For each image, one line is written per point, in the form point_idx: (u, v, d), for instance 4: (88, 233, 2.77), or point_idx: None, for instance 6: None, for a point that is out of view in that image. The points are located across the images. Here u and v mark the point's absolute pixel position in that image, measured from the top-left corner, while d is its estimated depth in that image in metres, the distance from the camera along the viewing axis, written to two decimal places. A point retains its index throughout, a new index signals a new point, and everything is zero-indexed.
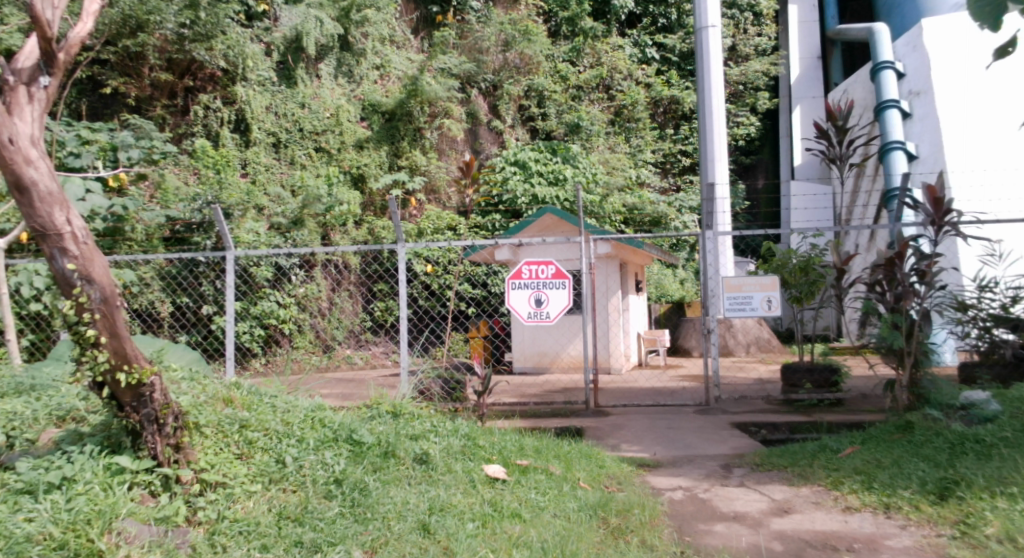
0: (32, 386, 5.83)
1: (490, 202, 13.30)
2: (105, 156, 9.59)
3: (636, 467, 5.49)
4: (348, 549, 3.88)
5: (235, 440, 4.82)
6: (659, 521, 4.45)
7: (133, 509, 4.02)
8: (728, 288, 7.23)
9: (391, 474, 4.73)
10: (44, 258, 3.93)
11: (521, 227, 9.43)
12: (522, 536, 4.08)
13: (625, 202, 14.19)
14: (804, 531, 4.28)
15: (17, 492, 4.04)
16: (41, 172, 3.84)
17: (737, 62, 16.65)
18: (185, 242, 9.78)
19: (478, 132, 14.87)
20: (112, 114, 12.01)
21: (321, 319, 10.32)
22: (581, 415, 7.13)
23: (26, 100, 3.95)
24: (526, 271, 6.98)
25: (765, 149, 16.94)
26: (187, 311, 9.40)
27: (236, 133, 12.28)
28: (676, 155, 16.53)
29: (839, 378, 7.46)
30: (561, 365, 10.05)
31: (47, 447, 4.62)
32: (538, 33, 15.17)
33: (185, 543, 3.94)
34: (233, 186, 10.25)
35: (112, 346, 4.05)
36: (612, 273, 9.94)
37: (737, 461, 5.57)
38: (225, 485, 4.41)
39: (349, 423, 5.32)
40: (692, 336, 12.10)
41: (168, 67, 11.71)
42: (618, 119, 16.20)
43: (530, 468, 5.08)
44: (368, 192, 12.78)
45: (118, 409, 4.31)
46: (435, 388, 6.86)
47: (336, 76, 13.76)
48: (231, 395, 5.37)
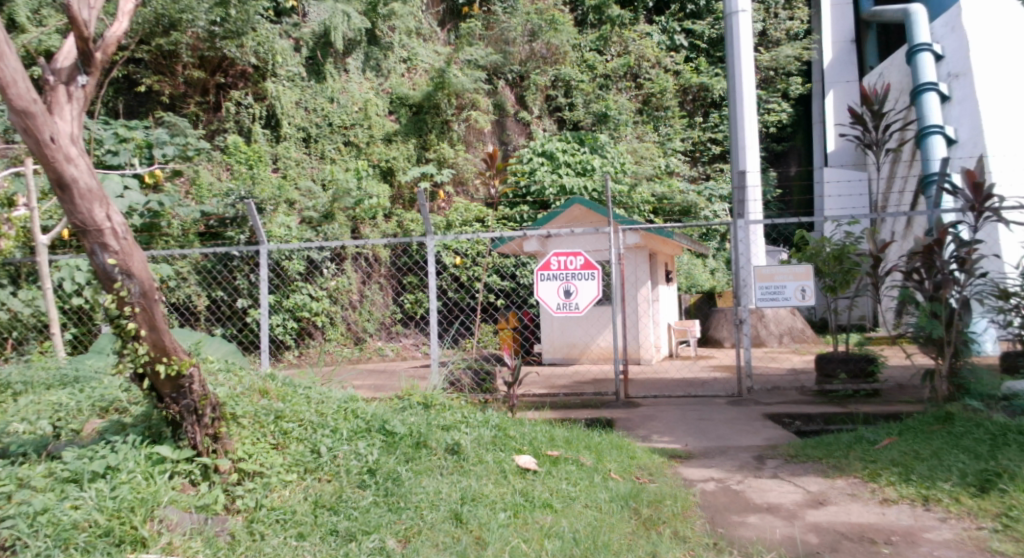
0: (76, 378, 6.00)
1: (519, 193, 13.25)
2: (141, 153, 9.80)
3: (667, 459, 5.48)
4: (382, 538, 3.96)
5: (271, 430, 4.93)
6: (691, 513, 4.45)
7: (175, 497, 4.12)
8: (760, 277, 7.15)
9: (423, 464, 4.78)
10: (85, 254, 4.03)
11: (549, 218, 9.44)
12: (554, 527, 4.12)
13: (654, 191, 14.08)
14: (841, 524, 4.24)
15: (63, 481, 4.11)
16: (81, 169, 3.93)
17: (768, 47, 16.56)
18: (219, 236, 9.90)
19: (505, 124, 14.90)
20: (147, 112, 12.26)
21: (353, 311, 10.48)
22: (612, 407, 7.12)
23: (66, 99, 4.03)
24: (555, 263, 6.98)
25: (798, 135, 16.69)
26: (223, 305, 9.55)
27: (268, 128, 12.44)
28: (705, 143, 16.30)
29: (875, 368, 7.35)
30: (590, 356, 10.03)
31: (91, 438, 4.74)
32: (564, 22, 15.14)
33: (225, 531, 4.05)
34: (265, 180, 10.35)
35: (152, 338, 4.15)
36: (641, 263, 9.90)
37: (770, 453, 5.53)
38: (262, 475, 4.50)
39: (381, 414, 5.39)
40: (724, 326, 11.99)
41: (201, 65, 11.91)
42: (647, 108, 16.06)
43: (561, 459, 5.11)
44: (397, 184, 12.84)
45: (158, 400, 4.39)
46: (466, 379, 6.92)
47: (364, 70, 13.86)
48: (266, 387, 5.47)
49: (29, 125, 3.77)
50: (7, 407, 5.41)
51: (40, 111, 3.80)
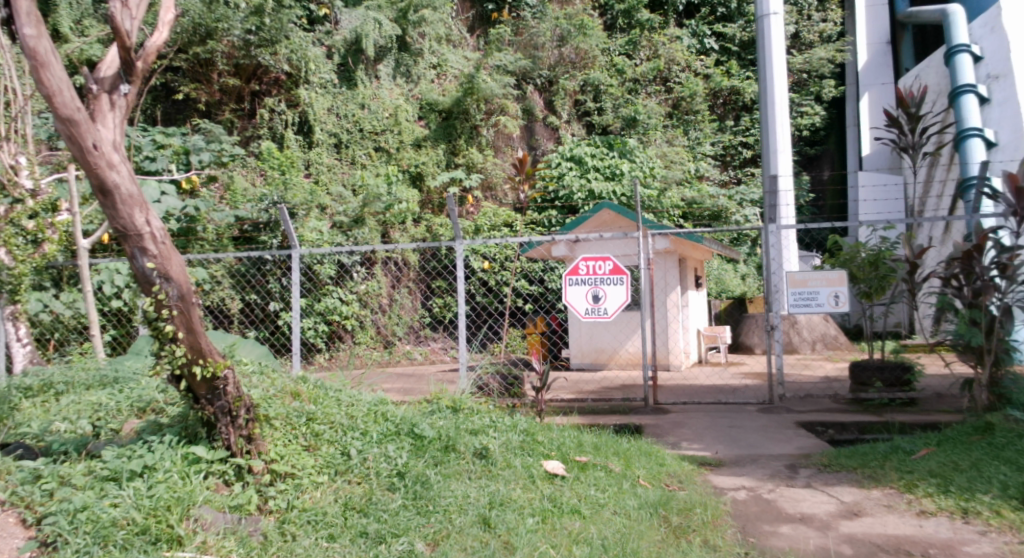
0: (116, 378, 6.14)
1: (547, 198, 13.28)
2: (178, 159, 10.03)
3: (697, 466, 5.45)
4: (411, 541, 4.00)
5: (303, 432, 5.00)
6: (721, 521, 4.41)
7: (209, 497, 4.19)
8: (792, 283, 7.08)
9: (452, 467, 4.81)
10: (125, 258, 4.13)
11: (577, 223, 9.44)
12: (582, 533, 4.12)
13: (684, 196, 13.99)
14: (876, 535, 4.18)
15: (102, 479, 4.21)
16: (123, 176, 4.03)
17: (801, 49, 16.42)
18: (253, 241, 10.03)
19: (533, 128, 14.92)
20: (184, 119, 12.57)
21: (383, 315, 10.60)
22: (640, 413, 7.09)
23: (109, 107, 4.13)
24: (583, 267, 6.99)
25: (832, 139, 16.47)
26: (256, 308, 9.66)
27: (300, 134, 12.62)
28: (736, 147, 16.16)
29: (912, 377, 7.23)
30: (619, 362, 10.01)
31: (129, 437, 4.85)
32: (593, 26, 15.16)
33: (257, 531, 4.11)
34: (297, 186, 10.49)
35: (188, 340, 4.23)
36: (671, 268, 9.86)
37: (803, 462, 5.47)
38: (294, 476, 4.56)
39: (410, 418, 5.44)
40: (755, 332, 11.86)
41: (236, 73, 12.18)
42: (676, 112, 15.96)
43: (589, 465, 5.10)
44: (426, 190, 12.94)
45: (194, 402, 4.47)
46: (494, 383, 6.96)
47: (395, 77, 14.00)
48: (298, 389, 5.56)
49: (73, 133, 3.88)
50: (50, 406, 5.56)
51: (83, 118, 3.90)
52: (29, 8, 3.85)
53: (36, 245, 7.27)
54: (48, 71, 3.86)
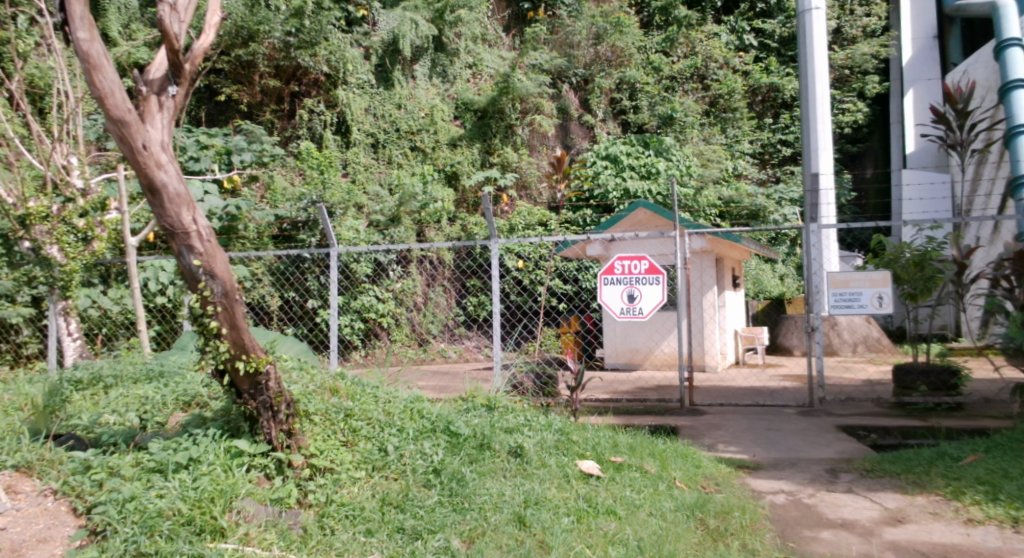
0: (161, 372, 6.29)
1: (582, 197, 13.17)
2: (220, 159, 10.23)
3: (734, 469, 5.39)
4: (447, 537, 4.03)
5: (341, 427, 5.06)
6: (760, 526, 4.37)
7: (251, 490, 4.27)
8: (834, 284, 6.97)
9: (487, 465, 4.83)
10: (173, 255, 4.23)
11: (612, 222, 9.40)
12: (618, 534, 4.12)
13: (721, 195, 13.83)
14: (920, 543, 4.10)
15: (149, 470, 4.30)
16: (171, 175, 4.12)
17: (843, 45, 16.17)
18: (291, 239, 10.19)
19: (569, 127, 14.88)
20: (226, 120, 12.86)
21: (417, 312, 10.67)
22: (676, 414, 7.03)
23: (157, 108, 4.22)
24: (619, 267, 6.96)
25: (875, 136, 16.16)
26: (295, 305, 9.80)
27: (338, 134, 12.77)
28: (776, 145, 15.92)
29: (959, 381, 7.07)
30: (654, 362, 9.94)
31: (174, 430, 4.96)
32: (629, 24, 15.10)
33: (297, 524, 4.19)
34: (335, 185, 10.61)
35: (232, 336, 4.31)
36: (708, 268, 9.77)
37: (845, 466, 5.38)
38: (333, 471, 4.63)
39: (446, 415, 5.49)
40: (794, 333, 11.70)
41: (276, 74, 12.42)
42: (714, 110, 15.81)
43: (625, 466, 5.08)
44: (461, 189, 12.87)
45: (237, 396, 4.56)
46: (529, 383, 6.93)
47: (431, 77, 14.11)
48: (336, 385, 5.64)
49: (124, 134, 3.99)
50: (99, 399, 5.71)
51: (134, 120, 4.01)
52: (82, 12, 3.96)
53: (86, 243, 7.39)
54: (100, 74, 3.96)
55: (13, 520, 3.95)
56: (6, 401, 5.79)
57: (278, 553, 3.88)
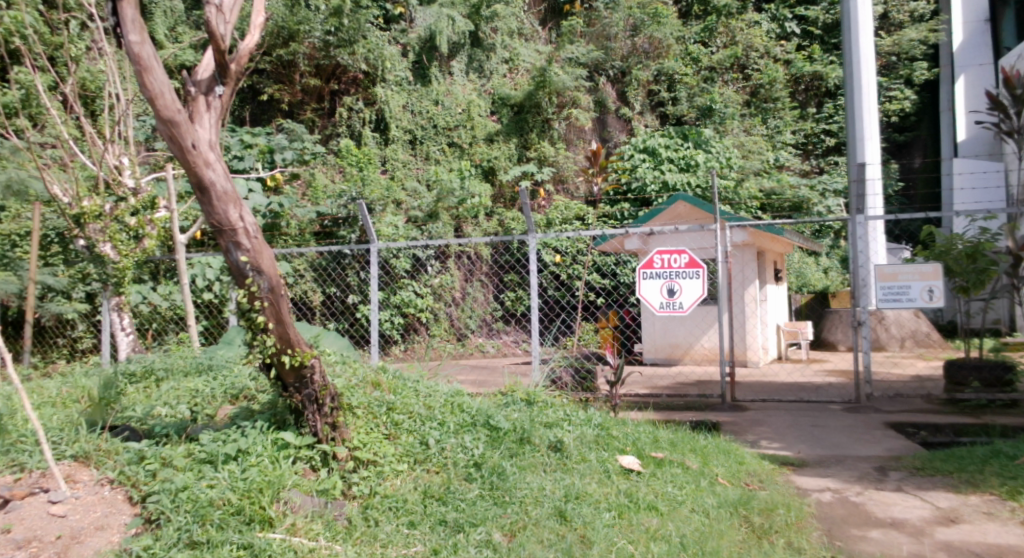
0: (210, 366, 6.45)
1: (620, 190, 13.02)
2: (264, 157, 10.49)
3: (779, 466, 5.33)
4: (488, 531, 4.07)
5: (383, 421, 5.13)
6: (806, 524, 4.32)
7: (298, 481, 4.34)
8: (882, 277, 6.83)
9: (527, 460, 4.86)
10: (221, 252, 4.33)
11: (651, 215, 9.35)
12: (660, 530, 4.12)
13: (762, 186, 13.55)
14: (974, 543, 4.02)
15: (200, 461, 4.41)
16: (219, 174, 4.21)
17: (890, 30, 15.90)
18: (332, 236, 10.31)
19: (606, 120, 14.79)
20: (269, 119, 13.14)
21: (456, 307, 10.73)
22: (718, 410, 6.96)
23: (205, 108, 4.32)
24: (658, 261, 6.91)
25: (923, 124, 15.80)
26: (336, 301, 9.86)
27: (377, 131, 12.89)
28: (819, 135, 15.60)
29: (1014, 377, 6.87)
30: (694, 357, 9.85)
31: (224, 421, 5.09)
32: (668, 15, 14.93)
33: (343, 515, 4.26)
34: (374, 181, 10.69)
35: (278, 331, 4.40)
36: (749, 261, 9.65)
37: (894, 464, 5.28)
38: (376, 463, 4.69)
39: (486, 409, 5.53)
40: (839, 328, 11.48)
41: (317, 73, 12.64)
42: (755, 99, 15.58)
43: (666, 461, 5.06)
44: (498, 183, 12.90)
45: (283, 390, 4.64)
46: (567, 377, 6.91)
47: (468, 73, 14.17)
48: (378, 379, 5.72)
49: (174, 133, 4.09)
50: (151, 392, 5.88)
51: (183, 119, 4.10)
52: (134, 16, 4.07)
53: (138, 240, 7.61)
54: (151, 75, 4.06)
55: (72, 508, 4.09)
56: (65, 393, 6.01)
57: (324, 544, 3.96)
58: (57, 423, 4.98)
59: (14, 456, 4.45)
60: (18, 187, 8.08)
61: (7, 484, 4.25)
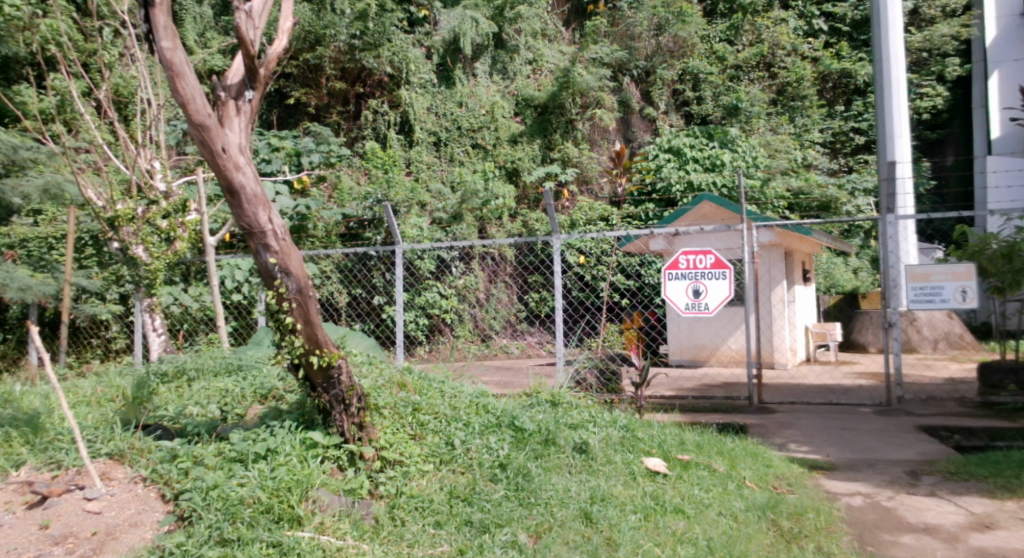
0: (240, 365, 6.54)
1: (645, 191, 12.93)
2: (291, 160, 10.73)
3: (808, 469, 5.28)
4: (514, 532, 4.09)
5: (409, 421, 5.17)
6: (836, 528, 4.28)
7: (326, 480, 4.39)
8: (913, 277, 6.74)
9: (552, 461, 4.87)
10: (251, 254, 4.40)
11: (676, 216, 9.31)
12: (687, 533, 4.11)
13: (790, 185, 13.37)
14: (1009, 550, 3.96)
15: (230, 460, 4.48)
16: (248, 177, 4.28)
17: (921, 26, 15.74)
18: (358, 238, 10.37)
19: (630, 120, 14.73)
20: (296, 123, 13.32)
21: (480, 308, 10.74)
22: (745, 412, 6.90)
23: (235, 113, 4.38)
24: (684, 262, 6.88)
25: (955, 122, 15.48)
26: (362, 301, 9.90)
27: (402, 134, 12.98)
28: (848, 133, 15.38)
29: None
30: (720, 359, 9.79)
31: (253, 421, 5.16)
32: (693, 13, 14.84)
33: (370, 515, 4.30)
34: (399, 184, 10.75)
35: (306, 332, 4.45)
36: (777, 262, 9.57)
37: (927, 469, 5.20)
38: (402, 463, 4.72)
39: (510, 411, 5.55)
40: (870, 329, 11.34)
41: (342, 76, 12.78)
42: (782, 98, 15.42)
43: (692, 464, 5.04)
44: (522, 185, 12.89)
45: (311, 390, 4.70)
46: (592, 378, 6.90)
47: (491, 74, 14.21)
48: (405, 380, 5.77)
49: (205, 137, 4.16)
50: (183, 391, 5.98)
51: (214, 124, 4.17)
52: (166, 23, 4.15)
53: (169, 243, 7.73)
54: (183, 81, 4.14)
55: (107, 505, 4.18)
56: (100, 392, 6.14)
57: (352, 543, 4.00)
58: (92, 421, 5.09)
59: (52, 454, 4.56)
60: (54, 192, 7.79)
61: (45, 481, 4.34)
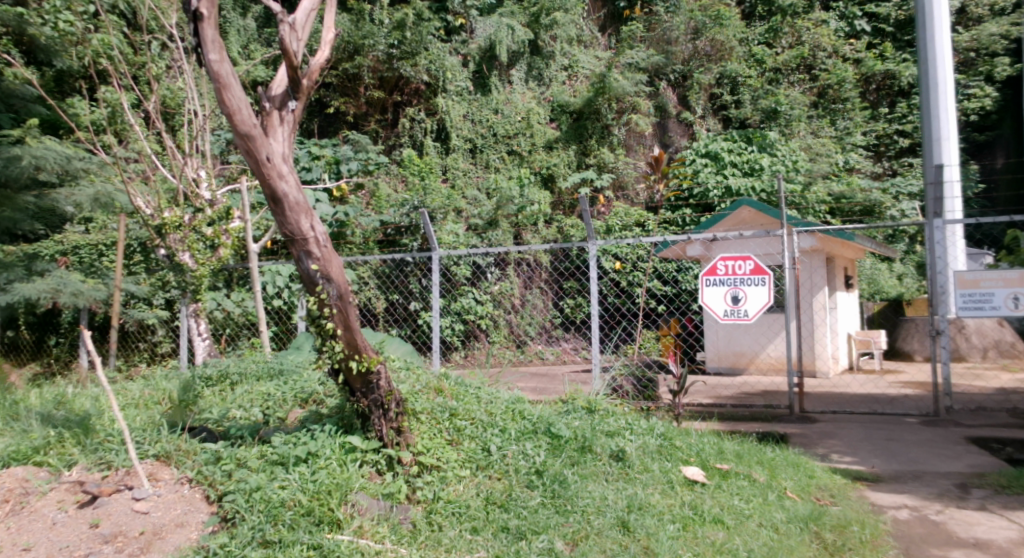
0: (281, 370, 6.64)
1: (682, 196, 12.78)
2: (330, 168, 10.97)
3: (852, 481, 5.18)
4: (550, 539, 4.09)
5: (446, 426, 5.20)
6: (882, 541, 4.21)
7: (365, 484, 4.44)
8: (962, 283, 6.60)
9: (589, 468, 4.87)
10: (293, 260, 4.48)
11: (714, 221, 9.23)
12: (727, 543, 4.07)
13: (831, 190, 13.13)
14: None
15: (272, 462, 4.56)
16: (291, 185, 4.36)
17: (968, 25, 15.53)
18: (395, 244, 10.47)
19: (666, 125, 14.63)
20: (335, 131, 13.55)
21: (515, 315, 10.74)
22: (785, 421, 6.80)
23: (279, 123, 4.48)
24: (722, 267, 6.82)
25: (1006, 122, 14.98)
26: (399, 307, 10.02)
27: (438, 141, 13.09)
28: (892, 136, 15.06)
29: None
30: (759, 366, 9.67)
31: (294, 424, 5.24)
32: (730, 16, 14.73)
33: (407, 519, 4.34)
34: (436, 190, 10.83)
35: (346, 337, 4.52)
36: (818, 268, 9.43)
37: (976, 482, 5.07)
38: (439, 468, 4.74)
39: (547, 417, 5.54)
40: (915, 337, 11.13)
41: (380, 85, 13.01)
42: (823, 100, 15.18)
43: (731, 474, 4.99)
44: (557, 191, 12.82)
45: (350, 394, 4.76)
46: (628, 385, 6.87)
47: (527, 81, 14.27)
48: (441, 385, 5.82)
49: (250, 147, 4.25)
50: (226, 395, 6.11)
51: (259, 134, 4.26)
52: (213, 36, 4.26)
53: (214, 250, 7.88)
54: (229, 92, 4.23)
55: (155, 505, 4.28)
56: (147, 395, 6.29)
57: (390, 547, 4.04)
58: (140, 423, 5.23)
59: (102, 455, 4.69)
60: (105, 200, 8.01)
61: (96, 481, 4.47)
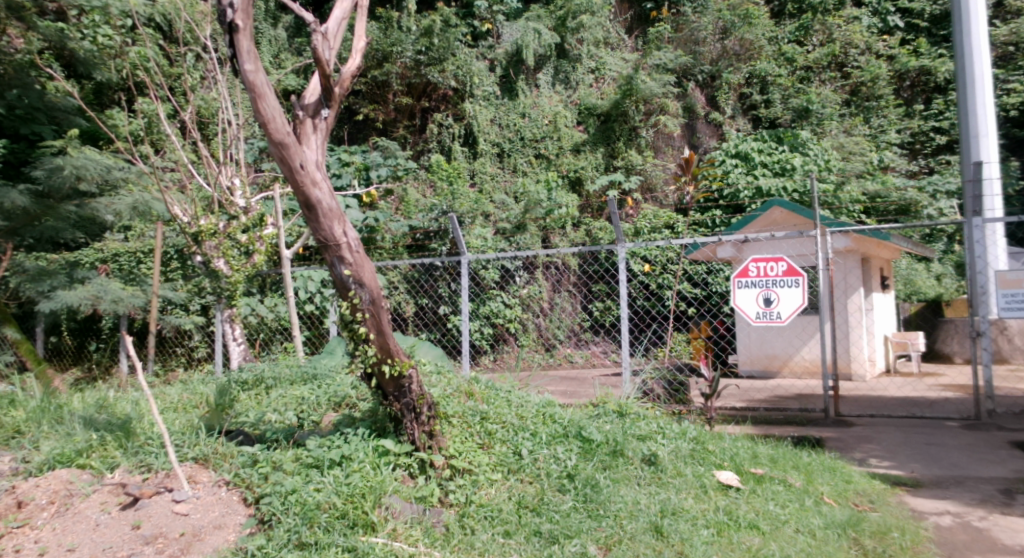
0: (314, 375, 6.72)
1: (712, 198, 12.65)
2: (359, 175, 11.13)
3: (891, 486, 5.09)
4: (583, 543, 4.09)
5: (478, 430, 5.20)
6: (923, 548, 4.13)
7: (398, 487, 4.47)
8: (1003, 283, 6.43)
9: (621, 472, 4.84)
10: (327, 266, 4.52)
11: (745, 222, 9.15)
12: (763, 549, 4.04)
13: (866, 189, 12.91)
14: None
15: (307, 465, 4.61)
16: (324, 192, 4.41)
17: (1006, 19, 15.31)
18: (424, 249, 10.53)
19: (695, 126, 14.50)
20: (364, 138, 13.70)
21: (544, 318, 10.72)
22: (821, 425, 6.70)
23: (312, 131, 4.53)
24: (754, 269, 6.75)
25: None
26: (428, 311, 10.07)
27: (466, 146, 13.15)
28: (928, 133, 14.78)
29: None
30: (792, 369, 9.55)
31: (328, 428, 5.29)
32: (759, 15, 14.57)
33: (440, 522, 4.35)
34: (464, 195, 10.87)
35: (379, 341, 4.55)
36: (853, 269, 9.31)
37: (1021, 487, 4.95)
38: (471, 472, 4.74)
39: (578, 420, 5.52)
40: (955, 339, 10.95)
41: (409, 92, 13.14)
42: (856, 98, 14.94)
43: (766, 478, 4.94)
44: (585, 194, 12.69)
45: (383, 398, 4.78)
46: (659, 389, 6.81)
47: (554, 84, 14.29)
48: (472, 389, 5.85)
49: (284, 154, 4.30)
50: (261, 398, 6.20)
51: (292, 141, 4.30)
52: (249, 46, 4.32)
53: (248, 256, 8.00)
54: (264, 101, 4.28)
55: (194, 507, 4.34)
56: (185, 400, 6.40)
57: (423, 550, 4.06)
58: (179, 427, 5.32)
59: (143, 458, 4.78)
60: (143, 209, 8.17)
61: (137, 483, 4.55)
